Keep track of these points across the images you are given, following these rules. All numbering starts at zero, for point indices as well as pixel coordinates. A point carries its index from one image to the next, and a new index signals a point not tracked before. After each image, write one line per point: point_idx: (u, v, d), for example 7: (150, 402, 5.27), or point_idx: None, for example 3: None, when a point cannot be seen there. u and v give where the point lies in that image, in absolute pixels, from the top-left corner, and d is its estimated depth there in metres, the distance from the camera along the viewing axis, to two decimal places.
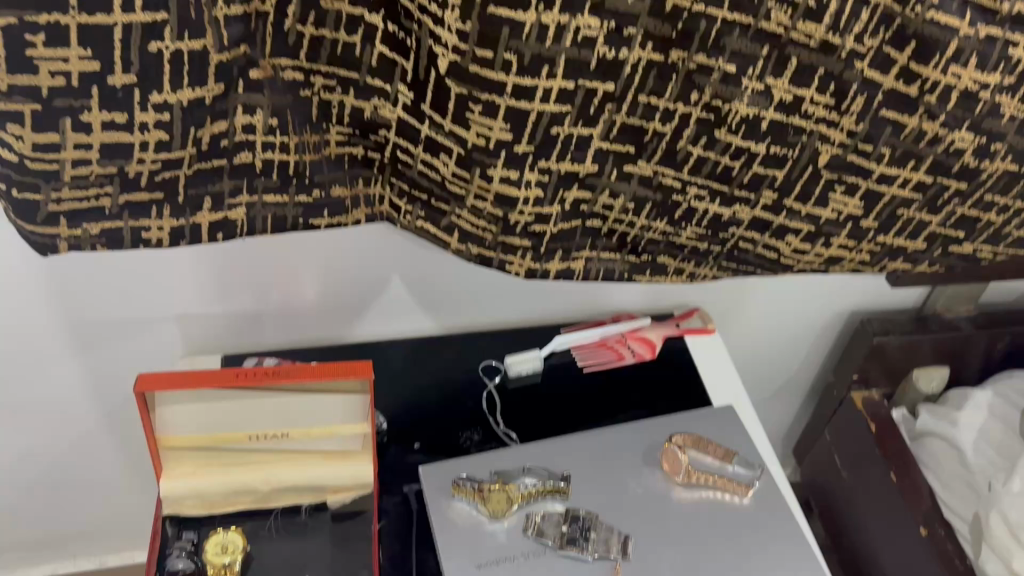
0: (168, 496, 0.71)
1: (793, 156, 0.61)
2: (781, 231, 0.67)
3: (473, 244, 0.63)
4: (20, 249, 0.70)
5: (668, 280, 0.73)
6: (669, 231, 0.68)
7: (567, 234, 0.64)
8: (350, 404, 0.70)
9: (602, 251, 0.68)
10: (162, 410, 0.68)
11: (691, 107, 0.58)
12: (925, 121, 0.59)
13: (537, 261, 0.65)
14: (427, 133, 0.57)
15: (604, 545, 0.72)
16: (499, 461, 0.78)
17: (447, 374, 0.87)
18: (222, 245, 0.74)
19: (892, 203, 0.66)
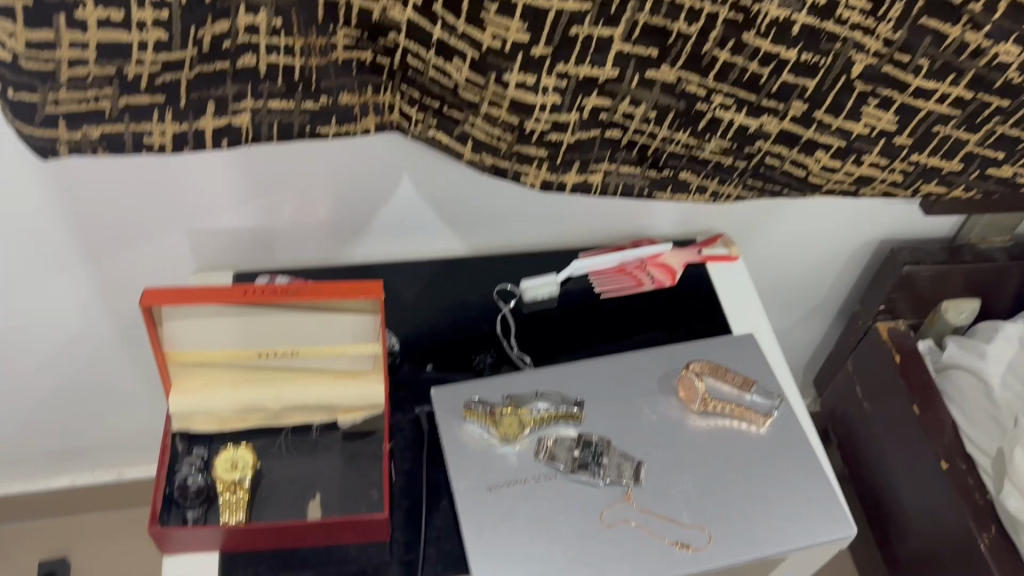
0: (177, 413, 0.70)
1: (826, 65, 0.58)
2: (810, 146, 0.64)
3: (487, 154, 0.61)
4: (25, 160, 0.67)
5: (691, 199, 0.70)
6: (692, 143, 0.64)
7: (585, 144, 0.61)
8: (359, 323, 0.69)
9: (621, 165, 0.65)
10: (169, 326, 0.67)
11: (719, 6, 0.54)
12: (969, 31, 0.55)
13: (554, 174, 0.63)
14: (440, 36, 0.54)
15: (616, 470, 0.71)
16: (512, 384, 0.77)
17: (461, 296, 0.86)
18: (230, 160, 0.72)
19: (927, 120, 0.62)
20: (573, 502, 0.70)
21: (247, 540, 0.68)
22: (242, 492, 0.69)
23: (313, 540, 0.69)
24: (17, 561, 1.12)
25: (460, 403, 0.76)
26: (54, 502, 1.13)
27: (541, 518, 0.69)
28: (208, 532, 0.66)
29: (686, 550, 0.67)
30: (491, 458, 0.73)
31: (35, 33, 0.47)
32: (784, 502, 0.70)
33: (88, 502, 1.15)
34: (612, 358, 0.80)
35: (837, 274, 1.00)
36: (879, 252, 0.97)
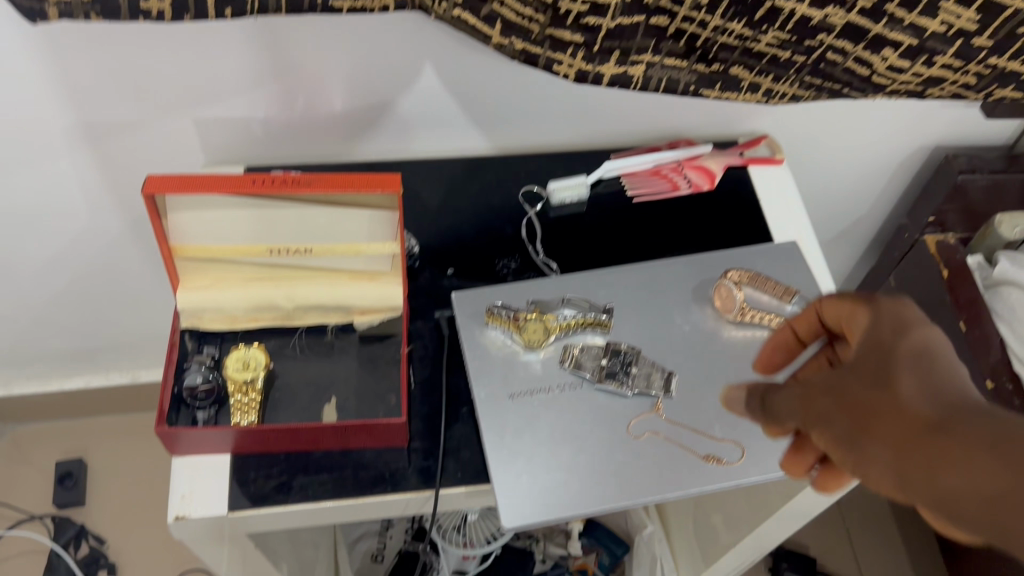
0: (185, 309, 0.67)
1: None
2: (877, 43, 0.58)
3: (518, 38, 0.58)
4: (20, 33, 0.63)
5: (742, 97, 0.65)
6: (747, 34, 0.59)
7: (627, 30, 0.58)
8: (376, 221, 0.64)
9: (666, 57, 0.61)
10: (174, 217, 0.63)
11: None
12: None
13: (589, 63, 0.59)
14: None
15: (646, 380, 0.68)
16: (537, 289, 0.73)
17: (485, 197, 0.81)
18: (238, 36, 0.67)
19: (1015, 19, 0.55)
20: (598, 414, 0.67)
21: (258, 442, 0.65)
22: (254, 393, 0.66)
23: (327, 444, 0.66)
24: (34, 461, 1.12)
25: (482, 307, 0.73)
26: (70, 403, 1.12)
27: (565, 431, 0.66)
28: (218, 433, 0.63)
29: (716, 464, 0.65)
30: (514, 366, 0.70)
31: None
32: None
33: (104, 406, 1.14)
34: (643, 265, 0.75)
35: (884, 182, 0.95)
36: (931, 158, 0.91)
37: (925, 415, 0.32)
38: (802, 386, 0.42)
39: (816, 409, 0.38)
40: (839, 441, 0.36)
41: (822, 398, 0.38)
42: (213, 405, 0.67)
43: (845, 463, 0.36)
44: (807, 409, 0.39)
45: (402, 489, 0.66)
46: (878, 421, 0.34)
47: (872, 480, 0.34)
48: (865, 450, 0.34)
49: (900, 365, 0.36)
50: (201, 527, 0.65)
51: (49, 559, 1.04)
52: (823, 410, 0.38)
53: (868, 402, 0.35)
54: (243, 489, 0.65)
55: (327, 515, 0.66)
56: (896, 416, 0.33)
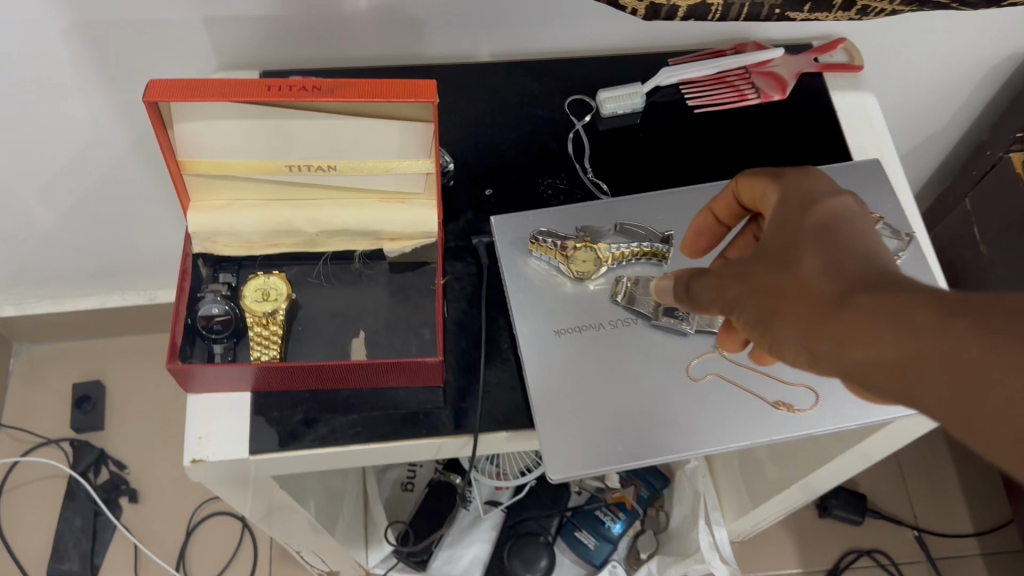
0: (196, 233, 0.60)
1: None
2: None
3: None
4: None
5: (833, 16, 0.56)
6: None
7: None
8: (408, 134, 0.56)
9: None
10: (180, 128, 0.55)
11: None
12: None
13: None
14: None
15: (708, 317, 0.61)
16: (586, 213, 0.66)
17: (527, 108, 0.73)
18: None
19: None
20: (655, 354, 0.60)
21: (280, 380, 0.59)
22: (275, 326, 0.60)
23: (356, 382, 0.60)
24: (51, 382, 1.08)
25: (526, 231, 0.65)
26: (86, 324, 1.07)
27: (618, 372, 0.60)
28: (236, 369, 0.57)
29: (787, 412, 0.58)
30: (561, 299, 0.63)
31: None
32: None
33: (121, 327, 1.09)
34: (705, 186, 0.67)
35: (969, 94, 0.85)
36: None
37: (826, 295, 0.38)
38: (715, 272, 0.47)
39: (733, 294, 0.44)
40: (753, 318, 0.43)
41: (733, 286, 0.44)
42: (231, 338, 0.60)
43: (765, 337, 0.43)
44: (728, 297, 0.45)
45: (438, 433, 0.60)
46: (788, 304, 0.40)
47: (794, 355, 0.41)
48: (781, 328, 0.41)
49: (804, 249, 0.42)
50: (219, 470, 0.60)
51: (69, 485, 1.01)
52: (742, 297, 0.44)
53: (774, 280, 0.42)
54: (266, 430, 0.59)
55: (355, 458, 0.61)
56: (801, 295, 0.40)
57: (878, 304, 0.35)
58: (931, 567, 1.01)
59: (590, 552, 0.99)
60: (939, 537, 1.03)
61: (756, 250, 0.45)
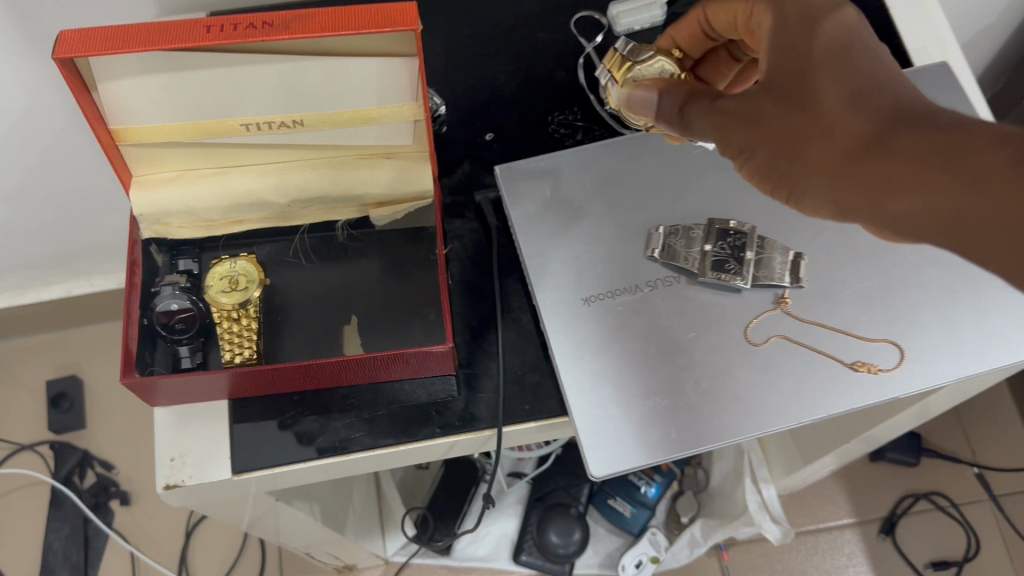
0: (144, 216, 0.50)
1: None
2: None
3: None
4: None
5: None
6: None
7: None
8: (388, 76, 0.45)
9: None
10: (105, 91, 0.44)
11: None
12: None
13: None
14: None
15: (766, 268, 0.51)
16: (607, 156, 0.55)
17: (525, 33, 0.62)
18: None
19: None
20: (705, 318, 0.51)
21: (260, 384, 0.49)
22: (247, 320, 0.51)
23: (351, 380, 0.50)
24: (24, 381, 0.99)
25: (539, 180, 0.55)
26: (54, 315, 0.97)
27: (661, 343, 0.50)
28: (206, 378, 0.47)
29: (869, 373, 0.49)
30: (587, 256, 0.53)
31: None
32: (992, 309, 0.51)
33: (95, 315, 0.99)
34: None
35: None
36: None
37: (857, 137, 0.33)
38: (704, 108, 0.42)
39: (739, 138, 0.39)
40: (771, 172, 0.39)
41: (738, 130, 0.39)
42: (197, 337, 0.51)
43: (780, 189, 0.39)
44: (730, 145, 0.40)
45: (454, 430, 0.51)
46: (816, 150, 0.35)
47: (822, 210, 0.37)
48: (805, 184, 0.37)
49: (818, 78, 0.36)
50: (201, 492, 0.51)
51: (53, 493, 0.93)
52: (754, 144, 0.39)
53: (789, 125, 0.37)
54: (250, 444, 0.50)
55: (360, 466, 0.52)
56: (825, 141, 0.35)
57: (915, 148, 0.31)
58: (994, 505, 0.94)
59: (625, 520, 0.90)
60: (1000, 473, 0.95)
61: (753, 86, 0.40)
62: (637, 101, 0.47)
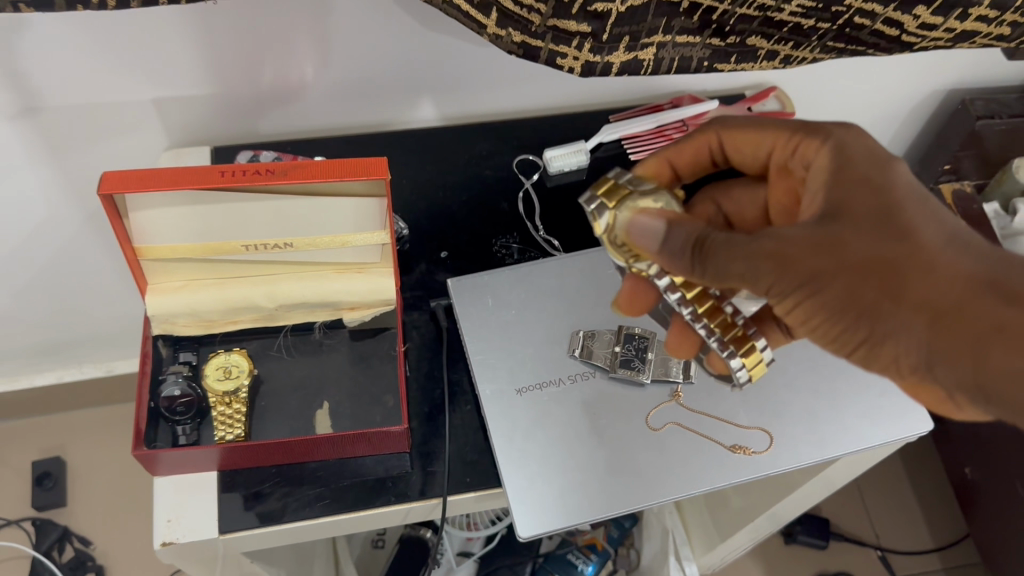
0: (156, 316, 0.61)
1: None
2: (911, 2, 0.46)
3: (515, 30, 0.47)
4: None
5: (759, 66, 0.54)
6: (768, 5, 0.47)
7: (637, 14, 0.46)
8: (362, 211, 0.58)
9: (678, 35, 0.50)
10: (136, 218, 0.56)
11: None
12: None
13: (597, 54, 0.48)
14: None
15: (662, 367, 0.63)
16: (540, 273, 0.68)
17: (476, 169, 0.75)
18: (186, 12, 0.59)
19: None
20: (614, 408, 0.62)
21: (247, 457, 0.59)
22: (238, 404, 0.61)
23: (322, 454, 0.60)
24: (10, 460, 1.07)
25: (484, 290, 0.67)
26: (43, 400, 1.06)
27: (578, 428, 0.61)
28: (202, 452, 0.57)
29: (744, 455, 0.60)
30: (519, 356, 0.64)
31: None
32: (843, 401, 0.63)
33: (81, 400, 1.08)
34: None
35: (898, 126, 0.92)
36: (944, 104, 0.89)
37: (971, 283, 0.39)
38: (756, 236, 0.43)
39: (806, 264, 0.41)
40: (842, 306, 0.41)
41: (805, 255, 0.41)
42: (195, 418, 0.61)
43: (845, 325, 0.42)
44: (799, 276, 0.41)
45: (407, 499, 0.61)
46: (917, 289, 0.40)
47: (894, 349, 0.41)
48: (892, 322, 0.40)
49: (905, 221, 0.41)
50: (190, 551, 0.60)
51: (33, 565, 1.00)
52: (828, 274, 0.41)
53: (879, 258, 0.40)
54: (234, 508, 0.60)
55: (327, 530, 0.62)
56: (926, 279, 0.40)
57: None
58: None
59: None
60: (900, 555, 1.06)
61: (818, 220, 0.42)
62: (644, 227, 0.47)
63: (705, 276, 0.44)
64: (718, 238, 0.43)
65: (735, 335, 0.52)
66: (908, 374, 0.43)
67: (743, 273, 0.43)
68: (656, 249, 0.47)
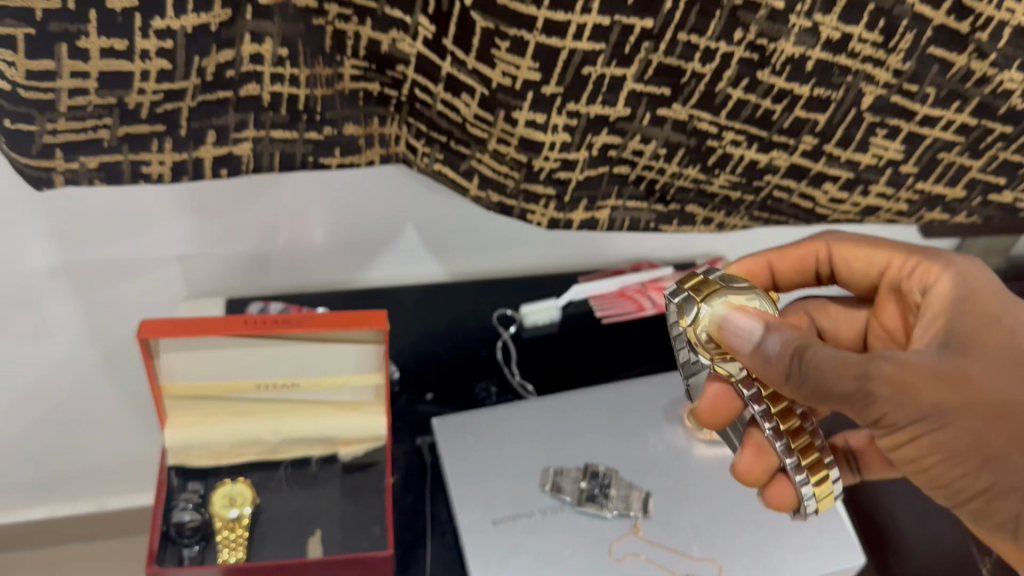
0: (172, 447, 0.68)
1: (838, 99, 0.51)
2: (818, 180, 0.57)
3: (493, 191, 0.56)
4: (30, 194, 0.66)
5: (695, 230, 0.63)
6: (701, 179, 0.58)
7: (592, 181, 0.56)
8: (362, 355, 0.67)
9: (629, 200, 0.59)
10: (166, 358, 0.64)
11: (734, 46, 0.48)
12: (974, 60, 0.49)
13: (560, 211, 0.57)
14: (443, 97, 0.51)
15: (624, 502, 0.71)
16: (514, 415, 0.76)
17: (460, 321, 0.84)
18: (199, 184, 0.69)
19: (933, 147, 0.55)
20: (580, 538, 0.69)
21: None
22: (240, 529, 0.67)
23: None
24: None
25: (464, 429, 0.75)
26: (33, 535, 1.09)
27: (548, 556, 0.67)
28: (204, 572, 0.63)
29: None
30: (495, 489, 0.71)
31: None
32: (785, 534, 0.71)
33: (69, 536, 1.12)
34: (615, 392, 0.80)
35: None
36: None
37: None
38: (874, 357, 0.46)
39: (940, 396, 0.45)
40: (962, 443, 0.46)
41: (942, 388, 0.45)
42: (200, 542, 0.67)
43: (952, 459, 0.47)
44: (925, 403, 0.45)
45: None
46: None
47: (1006, 497, 0.47)
48: (1007, 471, 0.46)
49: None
50: None
51: None
52: (952, 408, 0.46)
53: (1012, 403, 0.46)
54: None
55: None
56: None
57: None
58: None
59: None
60: None
61: (939, 355, 0.47)
62: (734, 327, 0.48)
63: (804, 390, 0.46)
64: (823, 352, 0.46)
65: (803, 446, 0.57)
66: (1009, 530, 0.49)
67: (849, 394, 0.45)
68: (748, 351, 0.47)
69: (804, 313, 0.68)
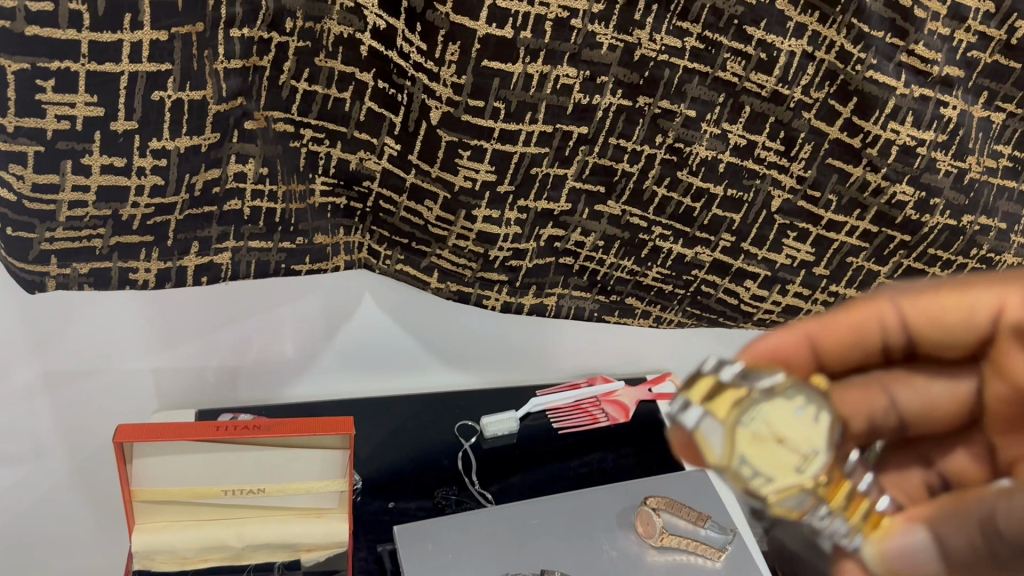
0: (138, 550, 0.69)
1: (748, 200, 0.59)
2: (740, 277, 0.63)
3: (452, 282, 0.62)
4: (15, 304, 0.70)
5: (636, 322, 0.68)
6: (636, 271, 0.63)
7: (541, 269, 0.62)
8: (328, 460, 0.69)
9: (574, 289, 0.64)
10: (138, 463, 0.66)
11: (656, 148, 0.56)
12: (869, 172, 0.56)
13: (512, 295, 0.63)
14: (406, 204, 0.58)
15: None
16: (473, 521, 0.78)
17: (422, 434, 0.87)
18: (172, 291, 0.74)
19: (841, 251, 0.61)
20: None
21: None
22: None
23: None
24: None
25: (424, 535, 0.77)
26: None
27: None
28: None
29: None
30: None
31: (28, 120, 0.45)
32: None
33: None
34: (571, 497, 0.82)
35: None
36: None
37: None
38: None
39: None
40: None
41: None
42: None
43: None
44: None
45: None
46: None
47: None
48: None
49: None
50: None
51: None
52: None
53: None
54: None
55: None
56: None
57: None
58: None
59: None
60: None
61: None
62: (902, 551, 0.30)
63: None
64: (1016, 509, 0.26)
65: None
66: None
67: None
68: None
69: (875, 384, 0.37)
